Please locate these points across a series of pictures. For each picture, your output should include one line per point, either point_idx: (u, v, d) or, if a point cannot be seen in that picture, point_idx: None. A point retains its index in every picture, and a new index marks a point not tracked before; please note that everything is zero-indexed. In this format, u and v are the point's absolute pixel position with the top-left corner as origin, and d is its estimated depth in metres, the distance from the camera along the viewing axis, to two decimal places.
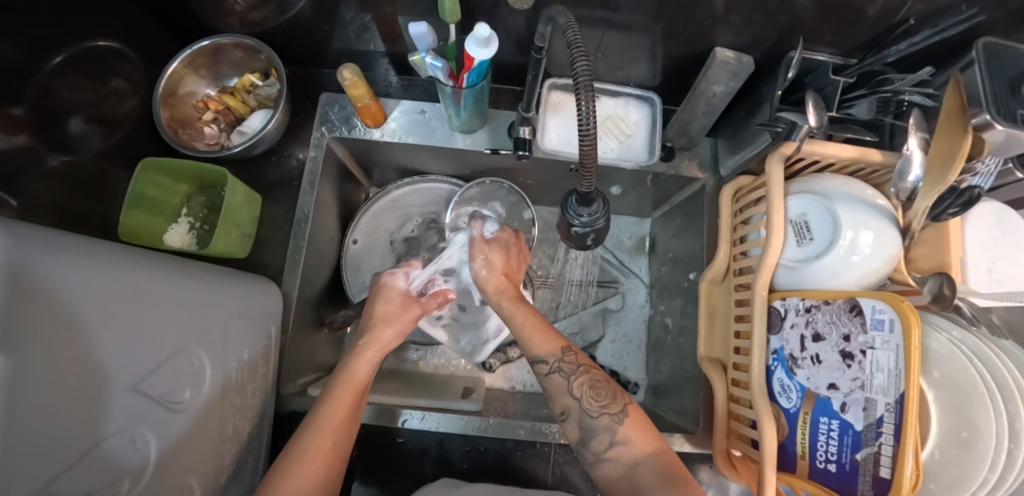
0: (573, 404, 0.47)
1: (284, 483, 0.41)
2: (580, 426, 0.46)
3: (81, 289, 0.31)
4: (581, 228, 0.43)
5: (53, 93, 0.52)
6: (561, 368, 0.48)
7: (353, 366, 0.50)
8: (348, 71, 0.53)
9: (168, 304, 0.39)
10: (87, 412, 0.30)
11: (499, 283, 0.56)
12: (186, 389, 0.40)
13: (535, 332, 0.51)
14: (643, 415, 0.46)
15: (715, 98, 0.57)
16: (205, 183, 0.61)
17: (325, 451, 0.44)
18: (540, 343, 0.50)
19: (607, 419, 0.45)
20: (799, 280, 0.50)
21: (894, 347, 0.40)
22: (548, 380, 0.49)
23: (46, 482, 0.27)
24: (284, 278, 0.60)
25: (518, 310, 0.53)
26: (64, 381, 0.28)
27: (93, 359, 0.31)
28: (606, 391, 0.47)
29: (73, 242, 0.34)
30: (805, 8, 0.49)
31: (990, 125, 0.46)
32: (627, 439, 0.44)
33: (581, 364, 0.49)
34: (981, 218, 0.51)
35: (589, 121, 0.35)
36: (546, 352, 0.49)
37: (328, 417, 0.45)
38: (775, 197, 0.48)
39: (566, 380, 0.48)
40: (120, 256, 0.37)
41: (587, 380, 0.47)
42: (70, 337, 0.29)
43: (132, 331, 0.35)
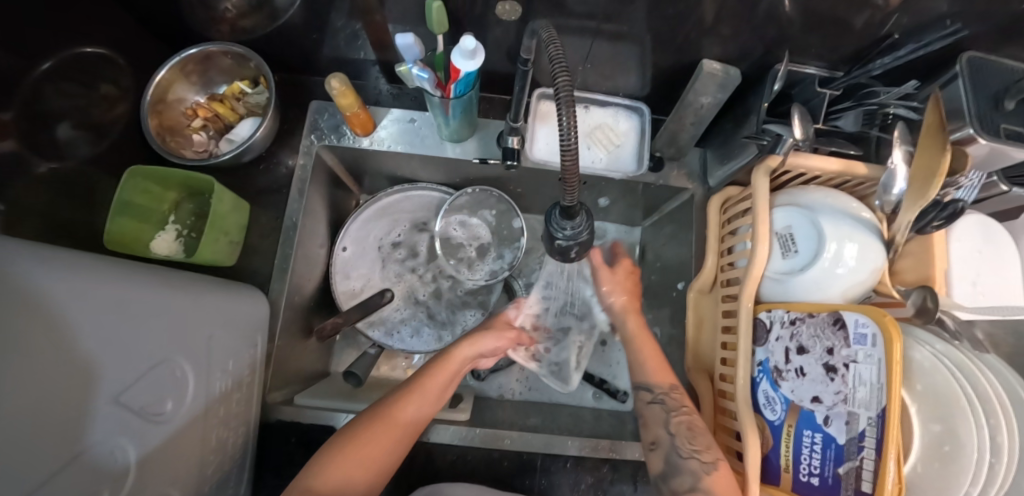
0: (665, 437, 0.49)
1: (369, 430, 0.45)
2: (665, 462, 0.48)
3: (58, 300, 0.31)
4: (565, 241, 0.42)
5: (41, 98, 0.51)
6: (664, 401, 0.52)
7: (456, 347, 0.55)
8: (336, 80, 0.54)
9: (152, 314, 0.39)
10: (71, 419, 0.30)
11: (623, 303, 0.64)
12: (169, 400, 0.39)
13: (654, 361, 0.56)
14: (734, 478, 0.44)
15: (704, 109, 0.57)
16: (194, 190, 0.61)
17: (407, 417, 0.47)
18: (654, 372, 0.54)
19: (695, 463, 0.45)
20: (783, 293, 0.50)
21: (876, 360, 0.40)
22: (649, 409, 0.52)
23: (38, 483, 0.27)
24: (272, 286, 0.60)
25: (643, 347, 0.58)
26: (56, 380, 0.29)
27: (76, 370, 0.31)
28: (703, 438, 0.47)
29: (54, 253, 0.34)
30: (792, 20, 0.49)
31: (973, 139, 0.46)
32: (710, 490, 0.43)
33: (686, 404, 0.51)
34: (966, 231, 0.51)
35: (570, 135, 0.35)
36: (653, 382, 0.53)
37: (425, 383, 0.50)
38: (759, 209, 0.48)
39: (667, 413, 0.51)
40: (104, 267, 0.37)
41: (687, 420, 0.49)
42: (55, 346, 0.29)
43: (120, 338, 0.35)
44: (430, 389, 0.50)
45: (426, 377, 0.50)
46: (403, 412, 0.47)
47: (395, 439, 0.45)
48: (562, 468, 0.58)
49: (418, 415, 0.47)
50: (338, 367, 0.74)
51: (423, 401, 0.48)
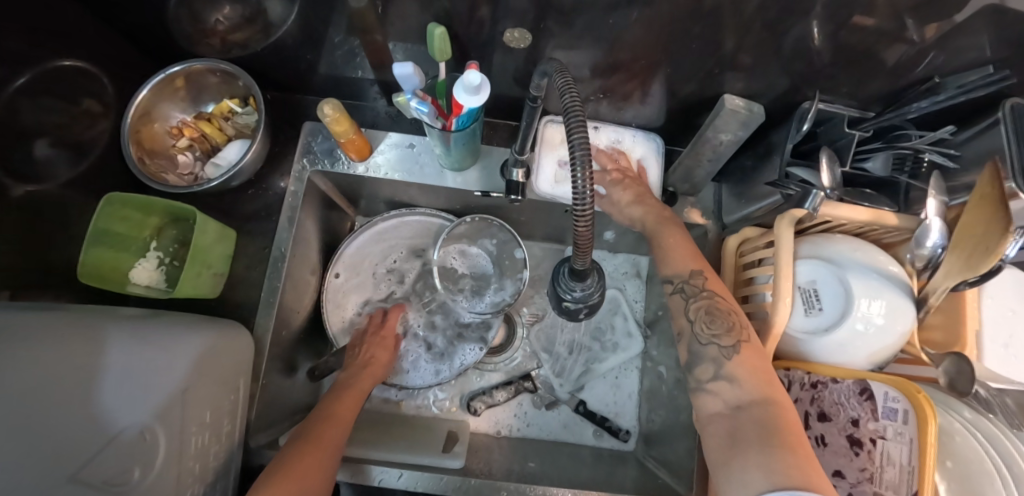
0: (686, 326, 0.46)
1: (297, 456, 0.42)
2: (689, 350, 0.45)
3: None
4: (573, 303, 0.38)
5: (18, 116, 0.48)
6: (685, 290, 0.47)
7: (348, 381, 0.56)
8: (328, 107, 0.50)
9: (157, 376, 0.39)
10: (33, 472, 0.29)
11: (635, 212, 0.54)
12: (139, 467, 0.36)
13: (676, 251, 0.50)
14: (762, 360, 0.42)
15: (722, 146, 0.53)
16: (177, 215, 0.57)
17: (327, 438, 0.45)
18: (673, 260, 0.49)
19: (715, 350, 0.43)
20: (804, 352, 0.46)
21: (908, 440, 0.37)
22: (671, 299, 0.49)
23: None
24: (258, 320, 0.57)
25: (666, 231, 0.51)
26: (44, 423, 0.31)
27: (63, 419, 0.32)
28: (723, 321, 0.43)
29: (85, 318, 0.39)
30: (824, 54, 0.46)
31: (1014, 194, 0.42)
32: (734, 378, 0.41)
33: (707, 289, 0.46)
34: (1000, 291, 0.48)
35: (586, 195, 0.31)
36: (673, 272, 0.49)
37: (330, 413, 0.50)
38: (782, 263, 0.45)
39: (686, 302, 0.47)
40: (145, 332, 0.41)
41: (707, 305, 0.45)
42: (58, 392, 0.33)
43: (125, 397, 0.36)
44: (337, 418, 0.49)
45: (319, 428, 0.46)
46: (321, 436, 0.45)
47: (326, 459, 0.43)
48: None
49: (334, 439, 0.46)
50: None
51: (333, 426, 0.48)
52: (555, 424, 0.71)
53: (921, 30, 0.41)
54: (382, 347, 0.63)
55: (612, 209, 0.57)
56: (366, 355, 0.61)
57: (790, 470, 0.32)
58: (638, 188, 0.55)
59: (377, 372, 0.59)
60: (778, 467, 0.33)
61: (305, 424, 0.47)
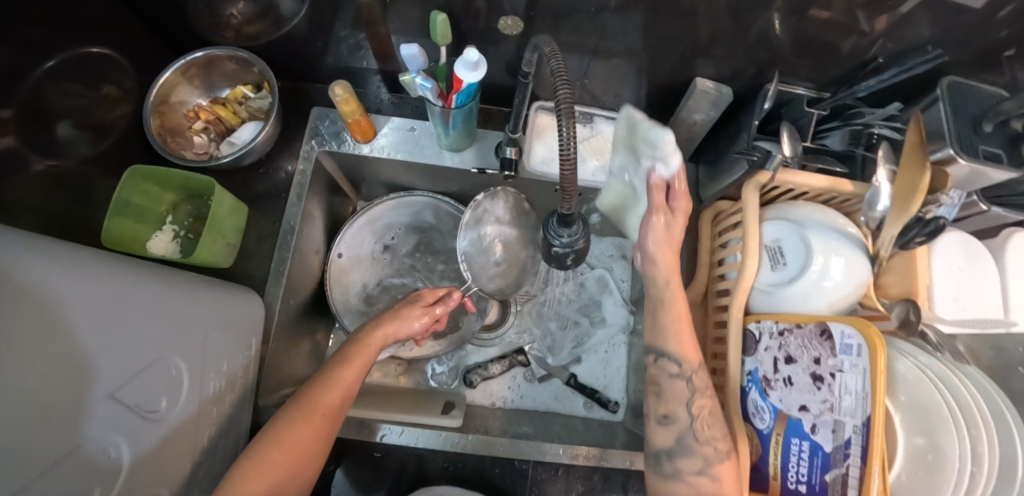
0: (683, 416, 0.48)
1: (289, 428, 0.43)
2: (677, 439, 0.47)
3: (11, 293, 0.28)
4: (561, 249, 0.42)
5: (43, 98, 0.52)
6: (688, 378, 0.49)
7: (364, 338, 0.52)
8: (338, 87, 0.55)
9: (156, 314, 0.40)
10: (66, 410, 0.30)
11: (667, 266, 0.49)
12: (166, 399, 0.40)
13: (685, 331, 0.49)
14: (743, 469, 0.46)
15: (696, 126, 0.59)
16: (192, 192, 0.62)
17: (321, 409, 0.45)
18: (679, 345, 0.49)
19: (708, 450, 0.46)
20: (772, 304, 0.51)
21: (861, 370, 0.41)
22: (670, 382, 0.49)
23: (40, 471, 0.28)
24: (267, 289, 0.60)
25: (673, 309, 0.50)
26: (64, 366, 0.30)
27: (80, 353, 0.32)
28: (722, 427, 0.47)
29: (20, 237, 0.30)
30: (782, 42, 0.52)
31: (953, 159, 0.48)
32: (719, 477, 0.45)
33: (708, 388, 0.49)
34: (948, 249, 0.53)
35: (570, 145, 0.35)
36: (678, 354, 0.49)
37: (338, 375, 0.48)
38: (749, 223, 0.50)
39: (690, 393, 0.48)
40: (124, 265, 0.39)
41: (708, 406, 0.48)
42: (62, 335, 0.30)
43: (124, 333, 0.36)
44: (341, 380, 0.48)
45: (318, 392, 0.46)
46: (317, 404, 0.45)
47: (318, 432, 0.44)
48: (553, 476, 0.58)
49: (330, 407, 0.46)
50: None
51: (335, 391, 0.47)
52: (547, 396, 0.75)
53: (864, 18, 0.47)
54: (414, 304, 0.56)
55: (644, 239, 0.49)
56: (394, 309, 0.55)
57: None
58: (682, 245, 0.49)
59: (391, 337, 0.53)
60: None
61: (313, 380, 0.48)
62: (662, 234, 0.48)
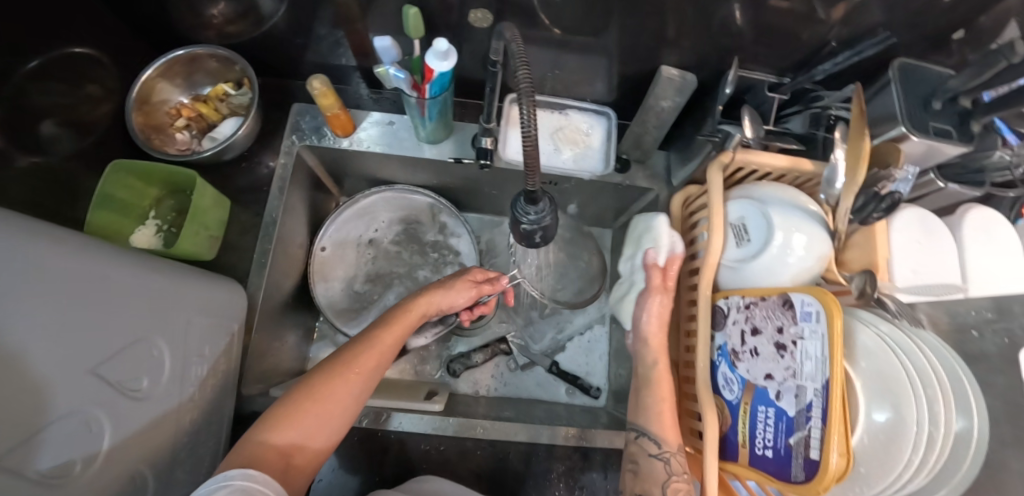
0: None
1: (328, 384, 0.44)
2: None
3: (13, 269, 0.30)
4: (529, 226, 0.43)
5: (24, 97, 0.53)
6: (666, 459, 0.48)
7: (404, 309, 0.54)
8: (317, 81, 0.56)
9: (137, 295, 0.41)
10: (56, 381, 0.32)
11: (656, 341, 0.54)
12: (148, 378, 0.42)
13: (669, 416, 0.50)
14: None
15: (665, 113, 0.61)
16: (175, 187, 0.63)
17: (359, 371, 0.46)
18: (662, 428, 0.50)
19: None
20: (739, 280, 0.53)
21: (820, 335, 0.42)
22: (648, 461, 0.49)
23: (29, 435, 0.30)
24: (250, 280, 0.61)
25: (660, 390, 0.51)
26: (55, 338, 0.32)
27: (70, 330, 0.34)
28: None
29: (15, 221, 0.31)
30: (743, 31, 0.54)
31: (906, 136, 0.51)
32: None
33: (688, 470, 0.48)
34: (906, 223, 0.55)
35: (531, 124, 0.37)
36: (662, 436, 0.49)
37: (377, 340, 0.49)
38: (715, 202, 0.52)
39: (667, 474, 0.47)
40: (109, 249, 0.41)
41: (685, 489, 0.47)
42: (54, 311, 0.32)
43: (107, 311, 0.37)
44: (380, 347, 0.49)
45: (358, 353, 0.47)
46: (355, 365, 0.46)
47: (352, 394, 0.45)
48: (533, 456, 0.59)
49: (368, 370, 0.47)
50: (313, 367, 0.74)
51: (373, 357, 0.48)
52: (530, 383, 0.76)
53: (820, 6, 0.49)
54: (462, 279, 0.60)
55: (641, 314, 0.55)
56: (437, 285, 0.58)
57: None
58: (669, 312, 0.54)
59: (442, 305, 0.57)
60: None
61: (351, 342, 0.49)
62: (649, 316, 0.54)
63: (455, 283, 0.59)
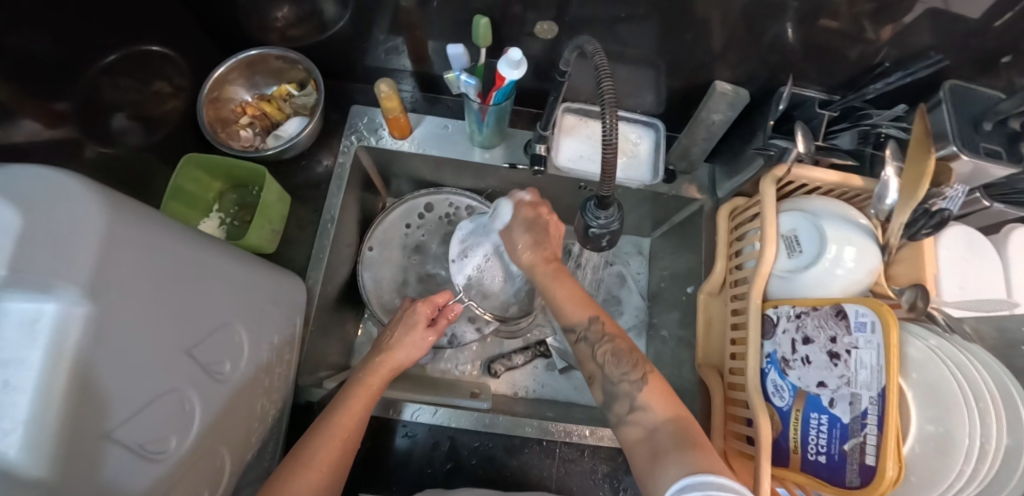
0: (597, 370, 0.50)
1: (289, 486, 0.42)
2: (604, 391, 0.48)
3: (133, 253, 0.32)
4: (598, 230, 0.46)
5: (100, 91, 0.55)
6: (588, 337, 0.50)
7: (364, 380, 0.53)
8: (385, 85, 0.59)
9: (223, 280, 0.43)
10: (157, 361, 0.34)
11: (533, 260, 0.57)
12: (230, 362, 0.43)
13: (568, 302, 0.53)
14: (666, 385, 0.47)
15: (715, 126, 0.63)
16: (238, 182, 0.65)
17: (321, 465, 0.45)
18: (571, 310, 0.52)
19: (627, 386, 0.47)
20: (789, 290, 0.54)
21: (875, 346, 0.44)
22: (579, 345, 0.52)
23: (129, 415, 0.31)
24: (308, 274, 0.63)
25: (557, 282, 0.55)
26: (160, 319, 0.34)
27: (172, 312, 0.35)
28: (627, 359, 0.48)
29: (132, 204, 0.33)
30: (794, 48, 0.56)
31: (956, 155, 0.52)
32: (647, 405, 0.45)
33: (607, 333, 0.50)
34: (953, 239, 0.56)
35: (613, 133, 0.40)
36: (574, 321, 0.52)
37: (337, 424, 0.48)
38: (768, 213, 0.54)
39: (592, 348, 0.50)
40: (205, 237, 0.43)
41: (610, 348, 0.49)
42: (160, 292, 0.34)
43: (199, 296, 0.39)
44: (340, 433, 0.47)
45: (317, 445, 0.46)
46: (316, 461, 0.45)
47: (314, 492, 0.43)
48: (578, 457, 0.60)
49: (332, 461, 0.46)
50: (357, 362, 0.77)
51: (335, 446, 0.46)
52: (568, 387, 0.77)
53: (876, 29, 0.51)
54: (413, 327, 0.58)
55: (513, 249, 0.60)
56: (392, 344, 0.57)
57: (701, 460, 0.38)
58: (536, 236, 0.58)
59: (404, 362, 0.56)
60: (694, 463, 0.38)
61: (306, 437, 0.47)
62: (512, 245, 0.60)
63: (410, 336, 0.57)
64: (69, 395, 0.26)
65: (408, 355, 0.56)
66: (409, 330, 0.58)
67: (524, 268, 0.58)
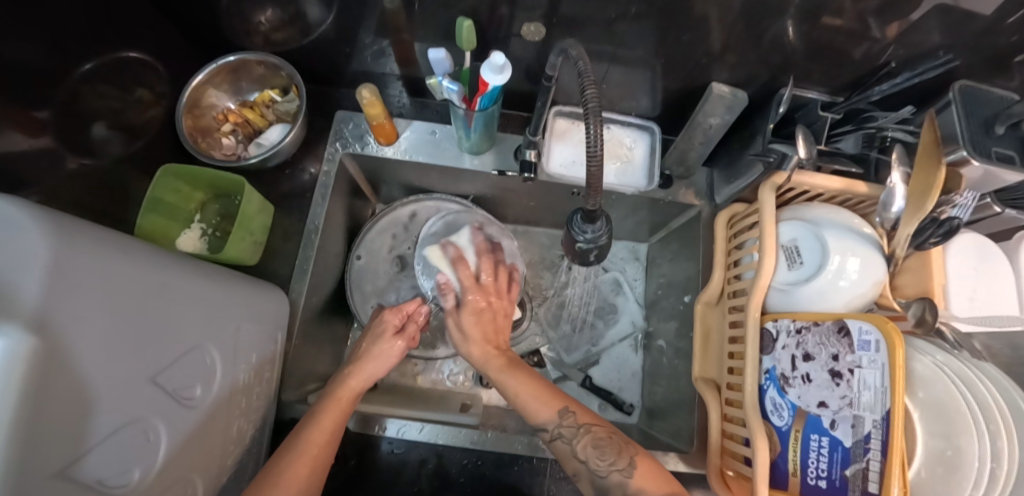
0: (580, 467, 0.48)
1: None
2: (593, 486, 0.47)
3: (89, 277, 0.30)
4: (585, 244, 0.46)
5: (79, 100, 0.53)
6: (562, 434, 0.49)
7: (337, 391, 0.51)
8: (365, 91, 0.57)
9: (194, 301, 0.41)
10: (116, 391, 0.32)
11: (485, 353, 0.55)
12: (200, 386, 0.42)
13: (531, 398, 0.51)
14: (653, 465, 0.46)
15: (712, 129, 0.60)
16: (220, 192, 0.64)
17: (289, 487, 0.43)
18: (539, 409, 0.50)
19: (617, 476, 0.45)
20: (788, 303, 0.52)
21: (880, 365, 0.41)
22: (554, 444, 0.49)
23: (86, 450, 0.30)
24: (292, 287, 0.62)
25: (512, 375, 0.53)
26: (119, 347, 0.32)
27: (133, 339, 0.34)
28: (609, 449, 0.47)
29: (84, 227, 0.32)
30: (795, 48, 0.53)
31: (967, 161, 0.49)
32: (640, 490, 0.44)
33: (581, 424, 0.49)
34: (962, 249, 0.54)
35: (597, 145, 0.38)
36: (546, 419, 0.50)
37: (307, 441, 0.46)
38: (768, 222, 0.51)
39: (571, 445, 0.48)
40: (173, 259, 0.41)
41: (589, 440, 0.48)
42: (120, 319, 0.33)
43: (166, 320, 0.38)
44: (310, 450, 0.46)
45: (284, 466, 0.44)
46: (283, 483, 0.43)
47: None
48: (570, 475, 0.59)
49: (301, 481, 0.44)
50: None
51: (305, 464, 0.45)
52: None
53: (883, 28, 0.48)
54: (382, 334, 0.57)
55: (456, 328, 0.57)
56: (362, 353, 0.55)
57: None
58: (486, 324, 0.56)
59: (375, 372, 0.54)
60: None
61: (274, 458, 0.45)
62: (458, 335, 0.56)
63: (380, 344, 0.56)
64: (17, 440, 0.24)
65: (381, 361, 0.54)
66: (472, 327, 0.56)
67: (478, 364, 0.56)
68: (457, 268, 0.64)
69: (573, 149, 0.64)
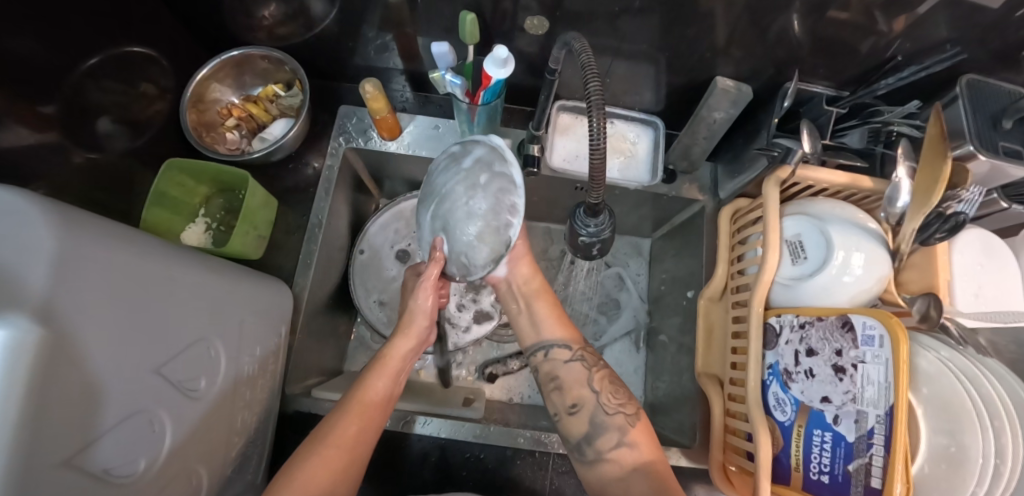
0: (591, 395, 0.52)
1: (309, 463, 0.44)
2: (591, 421, 0.50)
3: (93, 268, 0.30)
4: (588, 238, 0.46)
5: (85, 94, 0.54)
6: (581, 358, 0.55)
7: (386, 353, 0.53)
8: (369, 85, 0.57)
9: (198, 294, 0.42)
10: (122, 382, 0.33)
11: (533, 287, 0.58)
12: (204, 378, 0.42)
13: (554, 320, 0.57)
14: (649, 425, 0.52)
15: (716, 124, 0.60)
16: (224, 186, 0.64)
17: (343, 442, 0.46)
18: (560, 331, 0.57)
19: (621, 418, 0.50)
20: (792, 298, 0.51)
21: (883, 361, 0.41)
22: (567, 367, 0.54)
23: (91, 441, 0.30)
24: (296, 280, 0.63)
25: (540, 302, 0.57)
26: (125, 339, 0.33)
27: (138, 330, 0.34)
28: (624, 392, 0.53)
29: (88, 218, 0.32)
30: (799, 42, 0.53)
31: (973, 155, 0.49)
32: (635, 442, 0.49)
33: (601, 361, 0.56)
34: (968, 245, 0.53)
35: (600, 138, 0.38)
36: (569, 340, 0.56)
37: (359, 400, 0.49)
38: (772, 217, 0.51)
39: (588, 370, 0.54)
40: (177, 252, 0.41)
41: (605, 376, 0.54)
42: (125, 310, 0.33)
43: (171, 312, 0.38)
44: (360, 411, 0.48)
45: (339, 422, 0.47)
46: (335, 440, 0.46)
47: (336, 470, 0.44)
48: (572, 468, 0.59)
49: (357, 436, 0.47)
50: (351, 367, 0.75)
51: (356, 422, 0.48)
52: None
53: (888, 22, 0.48)
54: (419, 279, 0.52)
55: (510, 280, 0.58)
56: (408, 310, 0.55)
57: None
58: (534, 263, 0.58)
59: (421, 329, 0.54)
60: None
61: (331, 415, 0.49)
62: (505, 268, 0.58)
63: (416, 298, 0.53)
64: (23, 432, 0.24)
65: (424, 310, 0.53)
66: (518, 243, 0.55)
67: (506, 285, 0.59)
68: (460, 186, 0.48)
69: (574, 143, 0.64)
